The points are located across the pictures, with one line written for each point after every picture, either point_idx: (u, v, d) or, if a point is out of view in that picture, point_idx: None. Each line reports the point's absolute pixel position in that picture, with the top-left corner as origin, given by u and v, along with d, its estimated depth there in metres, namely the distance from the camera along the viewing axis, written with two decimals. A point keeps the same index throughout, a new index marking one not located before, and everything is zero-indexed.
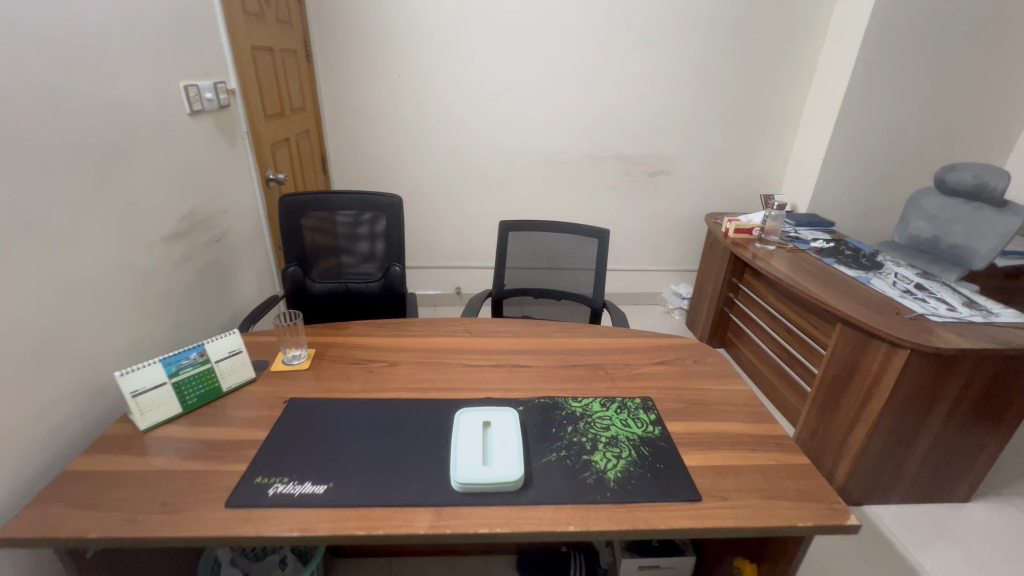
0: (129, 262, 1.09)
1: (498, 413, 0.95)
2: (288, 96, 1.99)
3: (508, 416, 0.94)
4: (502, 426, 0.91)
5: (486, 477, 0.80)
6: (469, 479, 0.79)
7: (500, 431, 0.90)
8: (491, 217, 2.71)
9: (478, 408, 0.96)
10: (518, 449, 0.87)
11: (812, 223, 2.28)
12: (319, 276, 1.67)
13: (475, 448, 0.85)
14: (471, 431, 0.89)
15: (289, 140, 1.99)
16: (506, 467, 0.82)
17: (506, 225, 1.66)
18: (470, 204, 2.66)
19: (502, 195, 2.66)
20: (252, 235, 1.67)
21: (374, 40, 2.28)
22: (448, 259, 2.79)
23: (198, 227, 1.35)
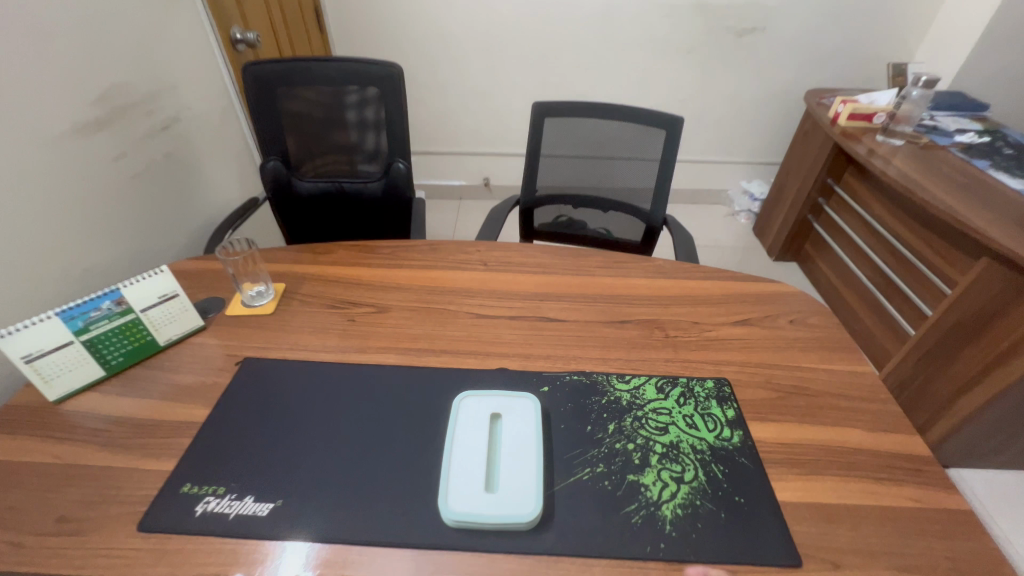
0: (24, 165, 0.81)
1: (513, 402, 0.69)
2: None
3: (526, 407, 0.68)
4: (516, 426, 0.66)
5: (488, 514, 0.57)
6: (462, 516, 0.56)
7: (512, 434, 0.65)
8: (527, 91, 2.19)
9: (485, 391, 0.70)
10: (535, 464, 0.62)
11: (958, 106, 1.68)
12: (307, 173, 1.35)
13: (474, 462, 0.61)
14: (471, 432, 0.65)
15: None
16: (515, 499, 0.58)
17: (542, 108, 1.23)
18: (500, 73, 2.14)
19: (542, 61, 2.11)
20: (222, 117, 1.33)
21: None
22: (474, 144, 2.36)
23: (132, 110, 1.03)
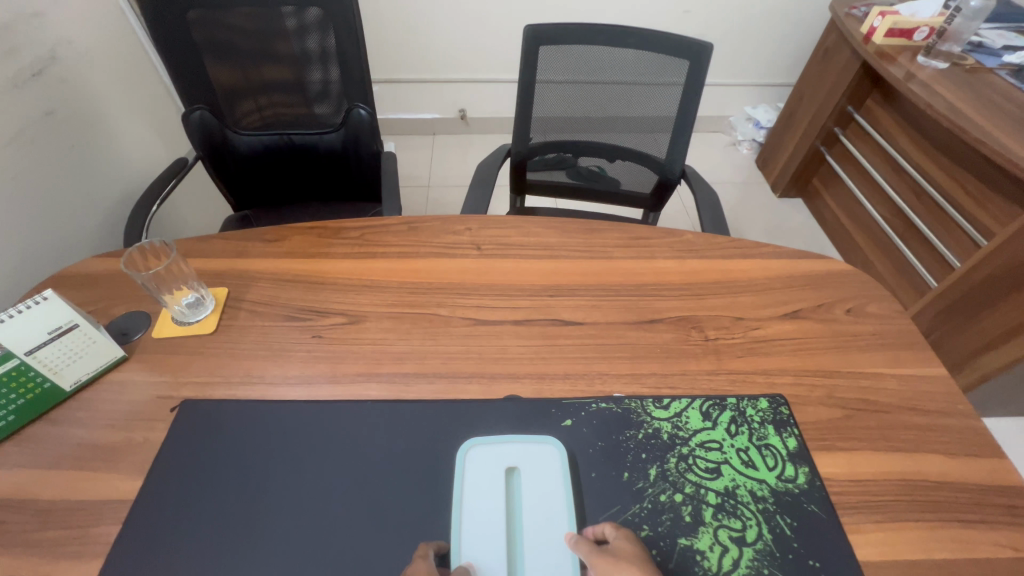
0: None
1: (532, 450, 0.56)
2: None
3: (549, 455, 0.56)
4: (539, 484, 0.53)
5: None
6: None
7: (533, 496, 0.53)
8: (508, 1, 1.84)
9: (494, 438, 0.57)
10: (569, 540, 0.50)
11: (1007, 16, 1.46)
12: (245, 123, 1.10)
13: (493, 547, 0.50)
14: (484, 500, 0.52)
15: None
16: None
17: (536, 33, 0.98)
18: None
19: None
20: (121, 52, 1.04)
21: None
22: (446, 69, 2.03)
23: None
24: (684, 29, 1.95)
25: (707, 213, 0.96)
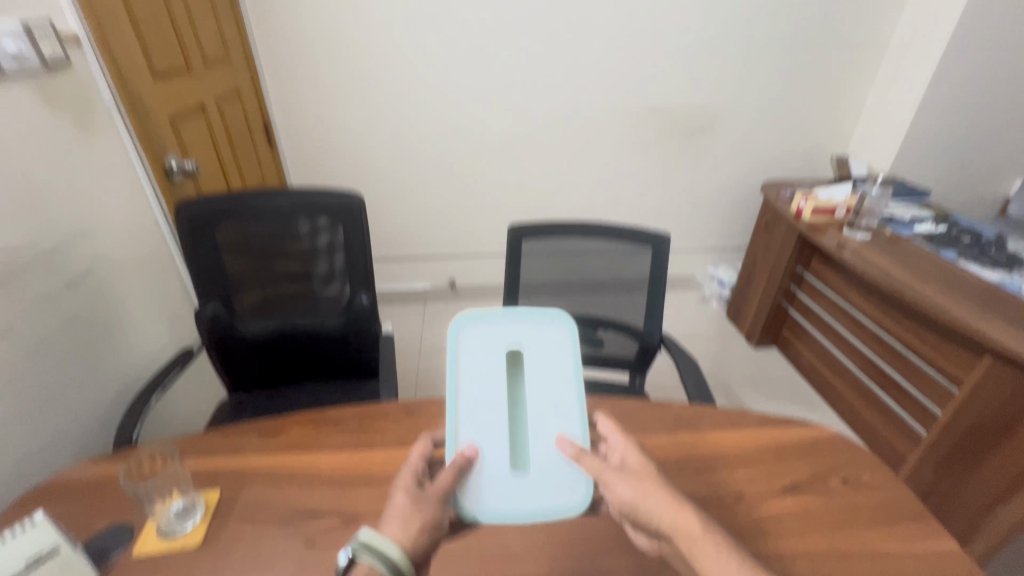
0: None
1: (532, 336, 0.64)
2: (192, 41, 1.40)
3: (555, 335, 0.65)
4: (540, 355, 0.64)
5: (534, 502, 0.59)
6: (506, 515, 0.57)
7: (535, 362, 0.64)
8: (491, 193, 2.16)
9: (485, 317, 0.65)
10: (579, 434, 0.61)
11: (906, 194, 1.76)
12: (253, 313, 1.19)
13: (498, 421, 0.61)
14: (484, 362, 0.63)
15: (202, 107, 1.43)
16: (568, 476, 0.60)
17: (519, 232, 1.15)
18: (462, 178, 2.11)
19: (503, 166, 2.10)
20: (150, 258, 1.17)
21: None
22: (437, 246, 2.27)
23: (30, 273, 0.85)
24: (643, 208, 2.27)
25: (691, 380, 1.02)
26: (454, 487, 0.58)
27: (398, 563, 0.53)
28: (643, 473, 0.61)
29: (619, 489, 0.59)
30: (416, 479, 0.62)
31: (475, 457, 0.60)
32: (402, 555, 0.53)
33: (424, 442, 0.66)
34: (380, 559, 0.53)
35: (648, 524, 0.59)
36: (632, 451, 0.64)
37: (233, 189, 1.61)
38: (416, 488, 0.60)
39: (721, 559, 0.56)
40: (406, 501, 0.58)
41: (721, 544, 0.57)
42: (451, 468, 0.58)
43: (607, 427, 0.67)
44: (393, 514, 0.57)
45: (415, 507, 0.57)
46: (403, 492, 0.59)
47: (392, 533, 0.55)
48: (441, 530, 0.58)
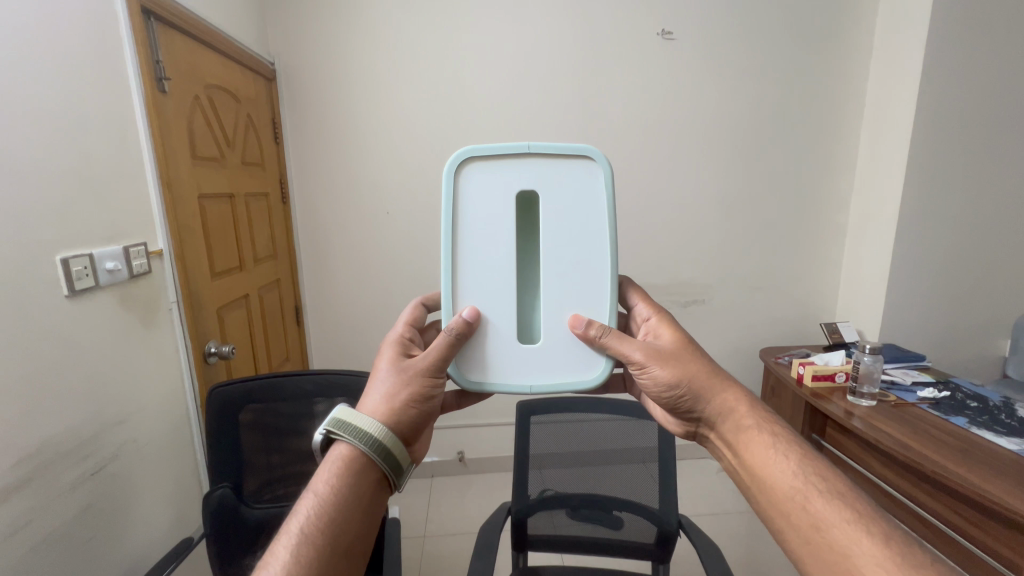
0: None
1: (550, 177, 0.73)
2: (250, 245, 1.68)
3: (582, 174, 0.74)
4: (555, 196, 0.74)
5: (530, 363, 0.77)
6: (520, 385, 0.77)
7: (551, 215, 0.74)
8: None
9: (487, 153, 0.73)
10: (597, 314, 0.77)
11: (900, 359, 1.83)
12: (260, 497, 1.18)
13: (508, 256, 0.74)
14: (489, 216, 0.73)
15: (246, 296, 1.64)
16: (573, 353, 0.78)
17: (526, 408, 1.22)
18: None
19: None
20: (175, 437, 1.23)
21: (355, 178, 2.02)
22: (447, 417, 2.28)
23: (69, 459, 0.92)
24: None
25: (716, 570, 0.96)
26: (437, 359, 0.72)
27: (372, 435, 0.68)
28: (679, 352, 0.76)
29: (660, 370, 0.74)
30: (405, 338, 0.77)
31: (473, 320, 0.74)
32: (376, 427, 0.68)
33: (414, 306, 0.83)
34: (353, 433, 0.68)
35: (693, 406, 0.75)
36: (665, 328, 0.80)
37: (260, 367, 1.73)
38: (406, 352, 0.76)
39: (759, 432, 0.71)
40: (395, 367, 0.73)
41: (759, 424, 0.72)
42: (446, 328, 0.72)
43: (641, 307, 0.84)
44: (379, 388, 0.72)
45: (403, 374, 0.72)
46: (389, 357, 0.75)
47: (368, 411, 0.70)
48: (428, 398, 0.73)
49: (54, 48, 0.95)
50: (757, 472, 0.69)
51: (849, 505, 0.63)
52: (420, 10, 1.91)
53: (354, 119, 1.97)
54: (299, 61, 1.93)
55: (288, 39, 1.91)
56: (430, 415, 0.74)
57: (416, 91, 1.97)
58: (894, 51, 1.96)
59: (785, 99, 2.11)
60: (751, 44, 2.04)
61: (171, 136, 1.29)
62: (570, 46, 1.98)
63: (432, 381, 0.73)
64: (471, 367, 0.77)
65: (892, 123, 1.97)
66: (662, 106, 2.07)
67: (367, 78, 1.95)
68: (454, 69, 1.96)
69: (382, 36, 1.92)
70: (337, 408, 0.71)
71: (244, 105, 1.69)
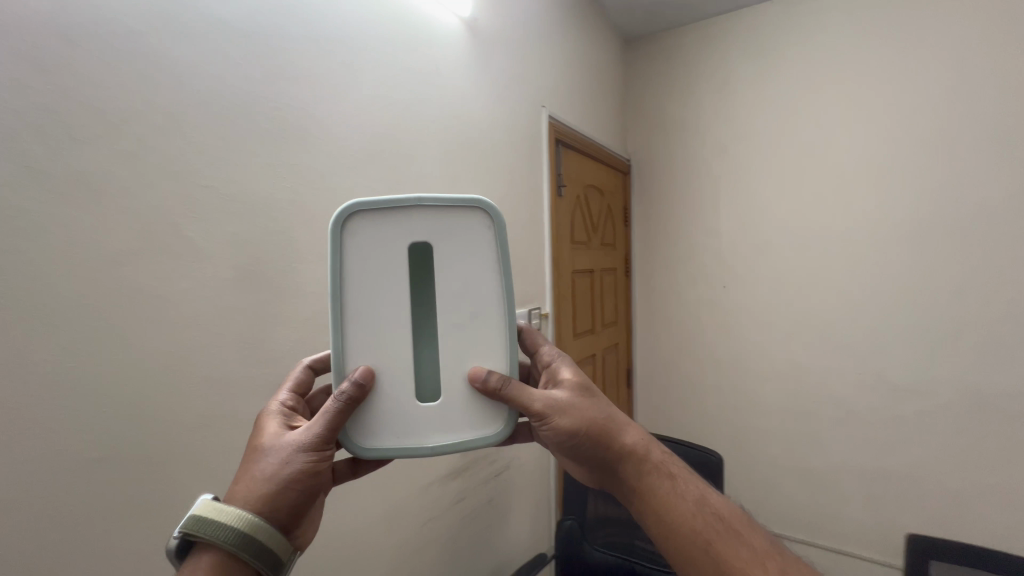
0: (410, 484, 1.17)
1: (446, 227, 0.62)
2: (601, 311, 1.99)
3: (476, 225, 0.62)
4: (449, 249, 0.62)
5: (429, 423, 0.63)
6: (420, 449, 0.63)
7: (448, 267, 0.62)
8: (848, 464, 1.93)
9: (376, 203, 0.60)
10: (497, 367, 0.64)
11: None
12: (595, 539, 1.30)
13: (397, 310, 0.61)
14: (378, 274, 0.61)
15: (595, 355, 1.95)
16: (476, 412, 0.64)
17: (917, 540, 1.05)
18: (807, 439, 2.01)
19: (866, 438, 1.89)
20: (538, 455, 1.64)
21: (692, 254, 2.25)
22: (778, 508, 2.09)
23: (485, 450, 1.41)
24: None
25: None
26: (324, 428, 0.60)
27: (237, 526, 0.54)
28: (576, 395, 0.67)
29: (560, 421, 0.65)
30: (285, 408, 0.69)
31: (365, 381, 0.60)
32: (239, 518, 0.55)
33: (300, 370, 0.75)
34: (210, 532, 0.54)
35: (587, 453, 0.66)
36: (563, 371, 0.71)
37: None
38: (287, 422, 0.67)
39: (660, 473, 0.64)
40: (274, 444, 0.62)
41: (660, 467, 0.65)
42: (332, 394, 0.60)
43: (543, 349, 0.75)
44: (255, 473, 0.59)
45: (284, 450, 0.60)
46: (272, 431, 0.64)
47: (236, 500, 0.58)
48: (315, 473, 0.60)
49: (512, 178, 1.51)
50: (662, 519, 0.61)
51: (747, 545, 0.59)
52: (769, 96, 2.04)
53: (706, 207, 2.20)
54: (655, 158, 2.33)
55: (649, 142, 2.35)
56: (318, 492, 0.62)
57: (769, 174, 2.05)
58: None
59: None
60: None
61: (561, 226, 1.72)
62: (983, 99, 1.65)
63: (319, 453, 0.61)
64: (371, 435, 0.62)
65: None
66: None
67: (720, 168, 2.16)
68: (805, 144, 1.97)
69: (731, 126, 2.13)
70: (196, 504, 0.56)
71: (610, 198, 2.10)
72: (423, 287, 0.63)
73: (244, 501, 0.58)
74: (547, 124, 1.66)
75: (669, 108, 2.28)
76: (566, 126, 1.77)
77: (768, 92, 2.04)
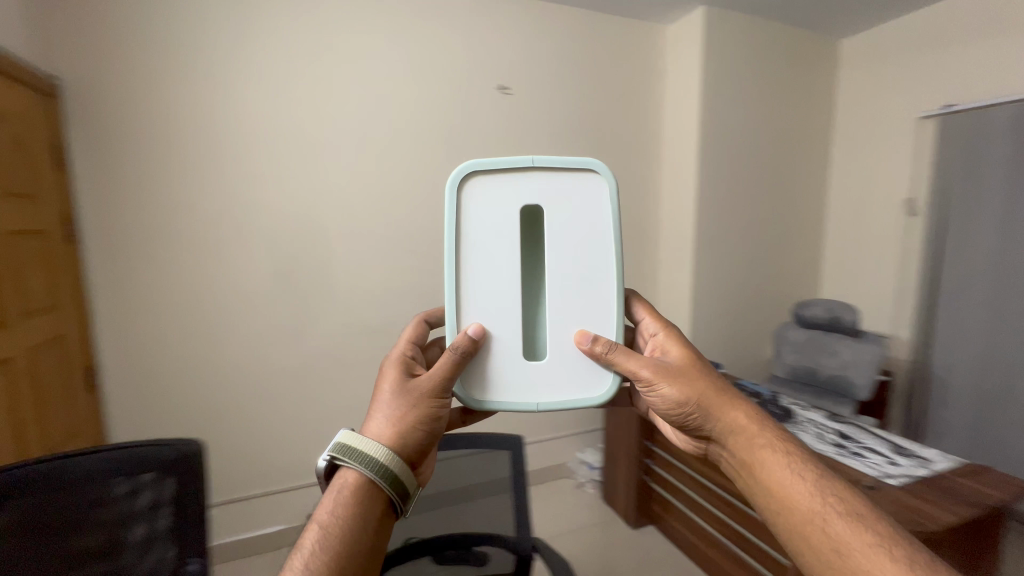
0: None
1: (554, 189, 0.78)
2: (12, 295, 1.34)
3: (588, 186, 0.79)
4: (563, 203, 0.78)
5: (534, 379, 0.79)
6: (527, 402, 0.79)
7: (557, 225, 0.78)
8: (348, 412, 2.06)
9: (491, 167, 0.77)
10: (604, 331, 0.79)
11: None
12: None
13: (508, 265, 0.77)
14: (489, 230, 0.77)
15: (8, 360, 1.32)
16: (579, 363, 0.80)
17: None
18: (309, 400, 1.99)
19: (362, 384, 2.06)
20: None
21: (161, 208, 1.71)
22: (293, 476, 2.01)
23: None
24: None
25: None
26: (442, 380, 0.75)
27: (376, 457, 0.69)
28: (687, 370, 0.77)
29: (664, 390, 0.76)
30: (408, 357, 0.80)
31: (478, 336, 0.76)
32: (380, 451, 0.70)
33: (417, 324, 0.87)
34: (357, 458, 0.69)
35: (703, 424, 0.76)
36: (672, 344, 0.81)
37: (30, 455, 1.38)
38: (411, 372, 0.78)
39: (774, 451, 0.72)
40: (398, 392, 0.75)
41: (765, 438, 0.73)
42: (448, 348, 0.74)
43: (648, 321, 0.86)
44: (379, 416, 0.73)
45: (409, 396, 0.74)
46: (391, 380, 0.76)
47: (371, 435, 0.72)
48: (437, 417, 0.75)
49: None
50: (771, 487, 0.70)
51: (849, 513, 0.65)
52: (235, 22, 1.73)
53: (162, 147, 1.69)
54: (86, 67, 1.59)
55: (68, 36, 1.56)
56: (435, 436, 0.76)
57: (247, 119, 1.77)
58: (676, 106, 2.42)
59: (609, 151, 2.40)
60: (574, 84, 2.29)
61: None
62: (409, 87, 1.99)
63: (439, 400, 0.75)
64: (477, 385, 0.78)
65: (683, 170, 2.39)
66: (505, 145, 2.19)
67: (178, 98, 1.69)
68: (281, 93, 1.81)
69: (198, 49, 1.69)
70: (340, 434, 0.72)
71: (15, 125, 1.39)
72: (535, 241, 0.83)
73: (378, 434, 0.72)
74: None
75: None
76: None
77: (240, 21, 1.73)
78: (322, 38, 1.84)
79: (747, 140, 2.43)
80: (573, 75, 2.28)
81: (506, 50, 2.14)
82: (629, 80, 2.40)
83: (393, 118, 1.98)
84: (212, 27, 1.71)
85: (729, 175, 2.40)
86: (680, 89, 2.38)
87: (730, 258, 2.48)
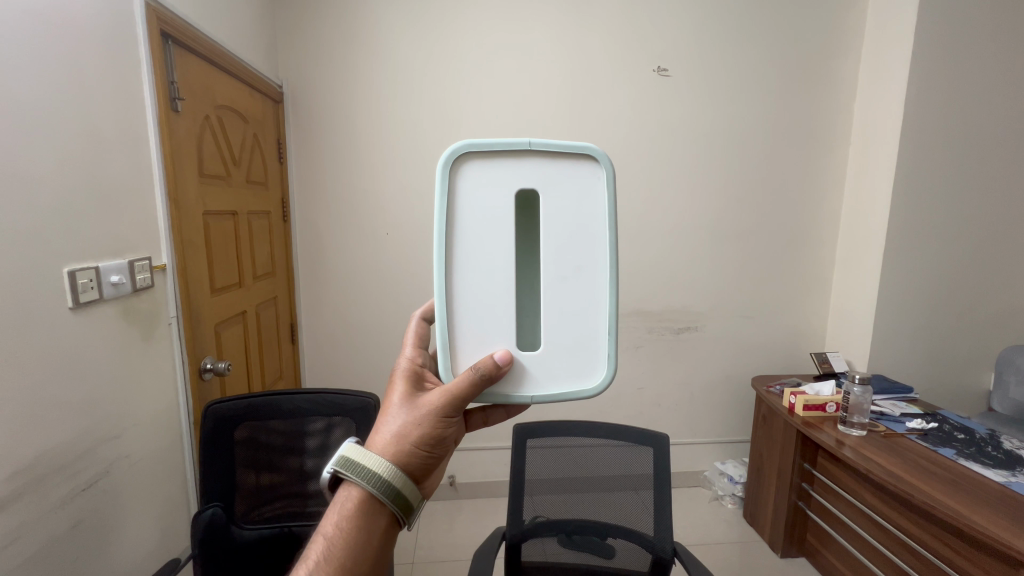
0: None
1: (551, 177, 0.67)
2: (250, 262, 1.69)
3: (587, 177, 0.68)
4: (556, 187, 0.67)
5: (528, 372, 0.70)
6: (520, 395, 0.70)
7: (549, 212, 0.67)
8: None
9: (486, 147, 0.66)
10: (598, 321, 0.71)
11: (888, 388, 1.86)
12: (252, 517, 1.17)
13: (503, 253, 0.67)
14: (488, 219, 0.67)
15: (246, 313, 1.68)
16: (576, 364, 0.71)
17: (522, 429, 1.24)
18: None
19: None
20: (164, 453, 1.27)
21: (351, 197, 2.01)
22: None
23: (78, 466, 1.00)
24: (642, 399, 2.25)
25: None
26: (455, 402, 0.66)
27: (377, 472, 0.63)
28: None
29: None
30: (417, 367, 0.72)
31: (504, 363, 0.67)
32: (383, 466, 0.63)
33: (416, 323, 0.80)
34: (361, 474, 0.63)
35: None
36: None
37: (254, 390, 1.75)
38: (420, 384, 0.71)
39: None
40: (409, 408, 0.67)
41: None
42: (468, 370, 0.65)
43: None
44: (385, 432, 0.66)
45: (416, 413, 0.66)
46: (400, 392, 0.69)
47: (376, 449, 0.66)
48: (444, 438, 0.67)
49: (103, 78, 1.06)
50: None
51: None
52: (417, 29, 1.92)
53: (353, 144, 1.98)
54: (305, 79, 1.93)
55: (294, 55, 1.91)
56: (442, 452, 0.69)
57: (420, 116, 1.97)
58: (875, 79, 2.04)
59: (782, 132, 2.13)
60: (747, 62, 2.07)
61: (178, 155, 1.30)
62: (567, 77, 2.00)
63: (447, 421, 0.67)
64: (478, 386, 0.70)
65: (878, 153, 2.01)
66: (662, 132, 2.08)
67: (367, 100, 1.95)
68: (451, 92, 1.97)
69: (387, 57, 1.93)
70: (344, 446, 0.66)
71: (256, 127, 1.74)
72: (530, 232, 0.72)
73: (382, 451, 0.65)
74: (147, 11, 1.19)
75: (306, 16, 1.90)
76: (175, 16, 1.30)
77: (421, 28, 1.92)
78: (488, 37, 1.95)
79: (978, 115, 1.94)
80: (744, 53, 2.06)
81: (671, 32, 2.02)
82: (816, 53, 2.09)
83: (550, 109, 2.02)
84: (394, 32, 1.92)
85: (947, 160, 1.95)
86: (882, 59, 2.00)
87: (939, 262, 2.02)
